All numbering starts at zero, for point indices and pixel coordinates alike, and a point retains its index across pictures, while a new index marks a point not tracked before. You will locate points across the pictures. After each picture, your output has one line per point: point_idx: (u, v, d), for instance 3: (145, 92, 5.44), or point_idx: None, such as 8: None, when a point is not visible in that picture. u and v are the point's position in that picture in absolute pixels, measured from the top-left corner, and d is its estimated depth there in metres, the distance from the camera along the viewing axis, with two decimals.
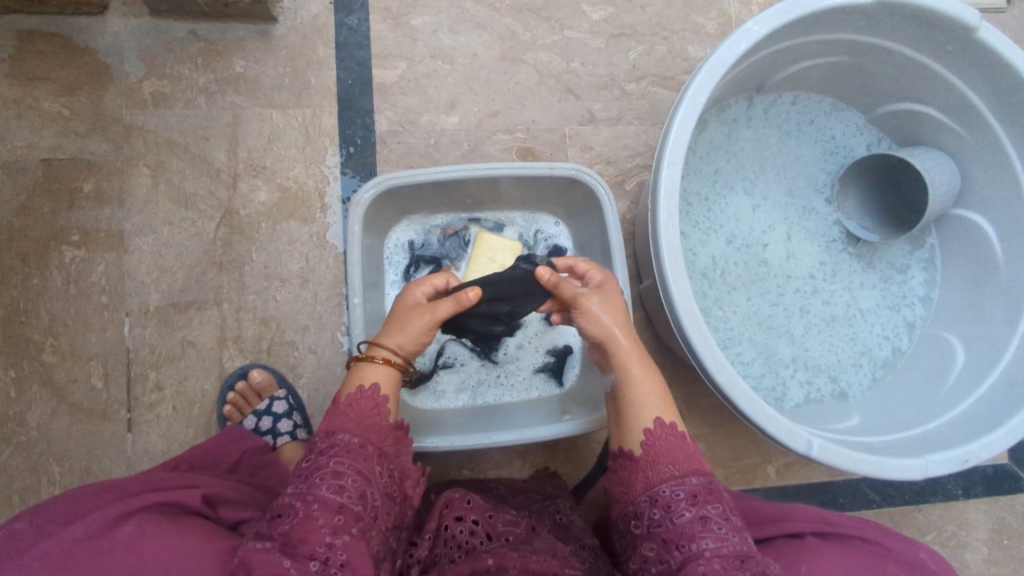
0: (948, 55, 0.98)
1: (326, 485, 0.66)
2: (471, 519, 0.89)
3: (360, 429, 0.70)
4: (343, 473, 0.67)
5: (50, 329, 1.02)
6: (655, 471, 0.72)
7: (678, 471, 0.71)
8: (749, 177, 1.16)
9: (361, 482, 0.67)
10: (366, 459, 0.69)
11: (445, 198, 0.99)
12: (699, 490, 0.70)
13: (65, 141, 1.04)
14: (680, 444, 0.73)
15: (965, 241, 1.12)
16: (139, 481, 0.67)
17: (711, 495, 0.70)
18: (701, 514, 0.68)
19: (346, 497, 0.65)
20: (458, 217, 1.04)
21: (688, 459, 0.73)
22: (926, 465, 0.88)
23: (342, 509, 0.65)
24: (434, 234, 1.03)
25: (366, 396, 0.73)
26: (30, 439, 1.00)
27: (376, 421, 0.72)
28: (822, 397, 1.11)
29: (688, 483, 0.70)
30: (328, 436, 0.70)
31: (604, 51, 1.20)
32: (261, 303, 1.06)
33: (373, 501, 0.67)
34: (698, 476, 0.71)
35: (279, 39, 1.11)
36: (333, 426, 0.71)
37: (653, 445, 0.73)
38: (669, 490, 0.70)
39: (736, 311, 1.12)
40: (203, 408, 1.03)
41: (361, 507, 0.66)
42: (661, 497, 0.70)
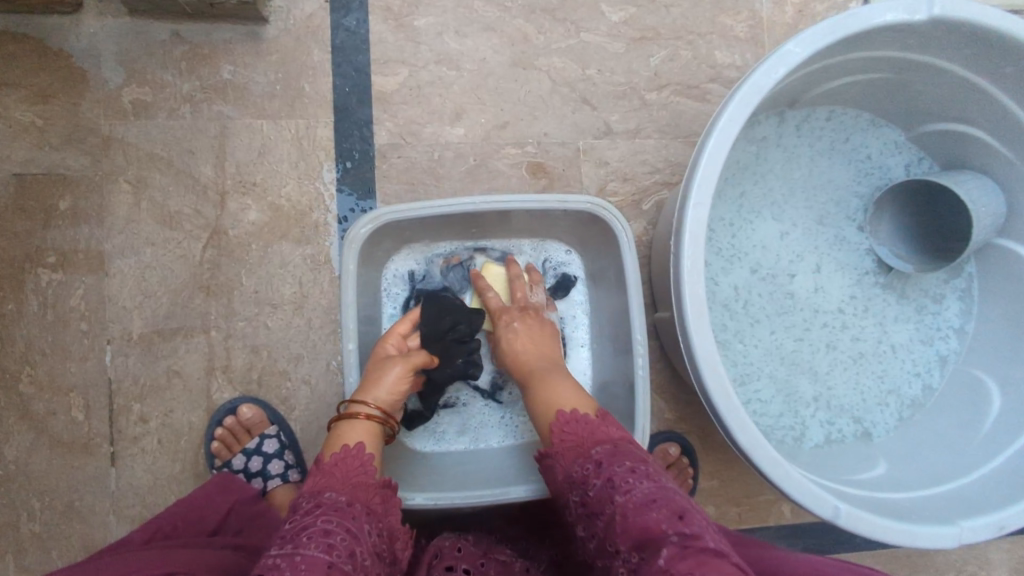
0: (1006, 78, 0.88)
1: (314, 543, 0.58)
2: (460, 568, 0.83)
3: (346, 488, 0.66)
4: (332, 531, 0.60)
5: (27, 358, 0.96)
6: (565, 455, 0.69)
7: (586, 448, 0.68)
8: (777, 201, 1.08)
9: (351, 540, 0.60)
10: (354, 517, 0.63)
11: (449, 228, 0.92)
12: (604, 456, 0.66)
13: (39, 155, 0.97)
14: (584, 423, 0.70)
15: (1007, 274, 1.04)
16: (111, 574, 0.62)
17: (616, 454, 0.66)
18: (607, 477, 0.63)
19: (336, 556, 0.58)
20: (463, 245, 0.96)
21: (594, 432, 0.69)
22: (960, 533, 0.81)
23: (332, 568, 0.56)
24: (436, 264, 0.95)
25: (352, 455, 0.71)
26: (8, 473, 0.95)
27: (362, 480, 0.69)
28: (844, 439, 1.05)
29: (591, 456, 0.67)
30: (312, 496, 0.65)
31: (624, 57, 1.10)
32: (251, 330, 0.99)
33: (364, 561, 0.60)
34: (601, 444, 0.67)
35: (270, 42, 1.01)
36: (319, 485, 0.66)
37: (557, 432, 0.71)
38: (578, 468, 0.67)
39: (757, 345, 1.05)
40: (190, 442, 0.97)
41: (352, 566, 0.58)
42: (574, 477, 0.67)
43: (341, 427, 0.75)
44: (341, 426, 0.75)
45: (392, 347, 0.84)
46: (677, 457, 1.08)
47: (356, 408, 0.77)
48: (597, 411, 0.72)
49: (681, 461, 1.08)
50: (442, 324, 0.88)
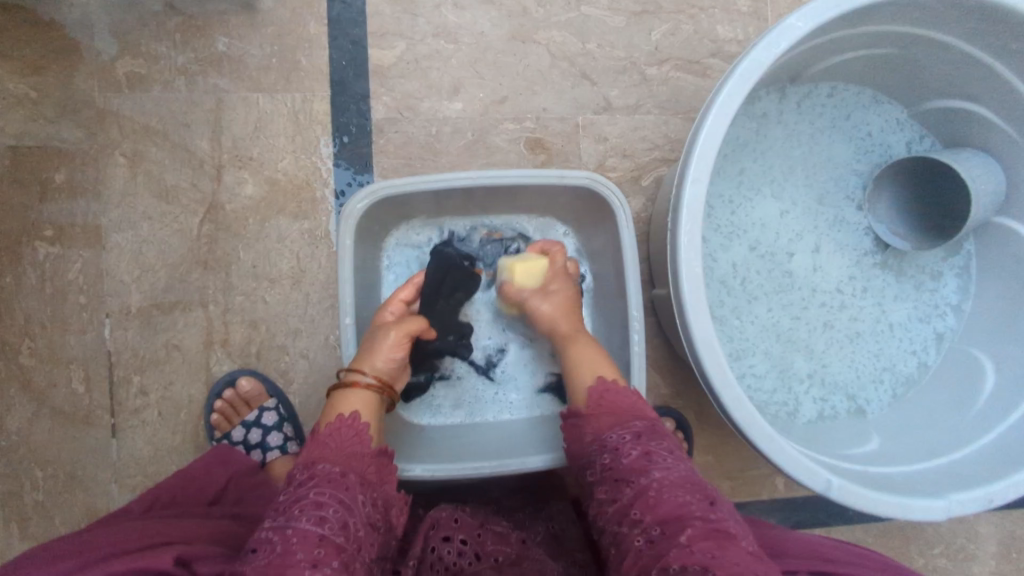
0: (1012, 54, 0.87)
1: (307, 517, 0.61)
2: (459, 539, 0.87)
3: (341, 459, 0.68)
4: (325, 503, 0.63)
5: (27, 330, 0.96)
6: (601, 421, 0.75)
7: (622, 419, 0.73)
8: (777, 179, 1.07)
9: (343, 512, 0.63)
10: (347, 488, 0.65)
11: (465, 203, 0.92)
12: (643, 430, 0.71)
13: (34, 127, 0.96)
14: (624, 396, 0.76)
15: (1005, 252, 1.04)
16: (113, 532, 0.64)
17: (654, 433, 0.71)
18: (645, 450, 0.69)
19: (327, 529, 0.61)
20: (510, 224, 0.97)
21: (632, 408, 0.75)
22: (949, 506, 0.83)
23: (323, 541, 0.60)
24: (478, 233, 0.96)
25: (346, 424, 0.72)
26: (10, 443, 0.96)
27: (357, 449, 0.71)
28: (837, 415, 1.06)
29: (631, 427, 0.72)
30: (306, 467, 0.67)
31: (624, 31, 1.09)
32: (249, 304, 1.00)
33: (356, 532, 0.63)
34: (640, 420, 0.73)
35: (266, 14, 1.00)
36: (313, 456, 0.68)
37: (597, 399, 0.76)
38: (615, 436, 0.72)
39: (754, 321, 1.05)
40: (190, 414, 0.99)
41: (344, 538, 0.62)
42: (608, 442, 0.72)
43: (341, 395, 0.77)
44: (341, 393, 0.77)
45: (391, 313, 0.86)
46: (671, 431, 1.09)
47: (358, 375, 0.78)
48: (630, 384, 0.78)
49: (676, 435, 1.09)
50: (443, 287, 0.91)
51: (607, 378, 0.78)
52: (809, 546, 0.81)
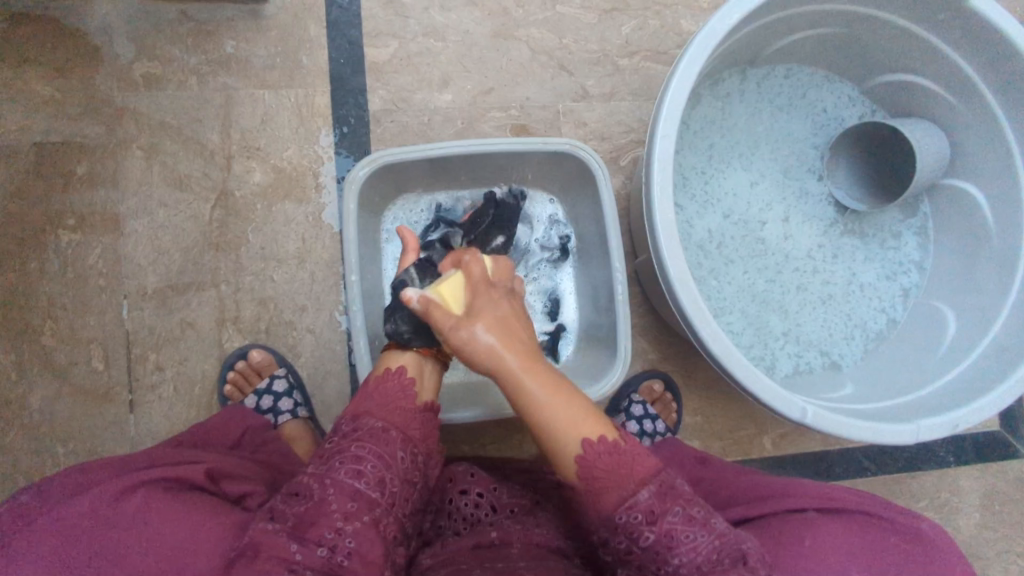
0: (941, 25, 0.97)
1: (345, 470, 0.69)
2: (475, 492, 0.91)
3: (384, 413, 0.74)
4: (364, 457, 0.70)
5: (50, 313, 1.02)
6: (603, 498, 0.67)
7: (625, 493, 0.66)
8: (744, 153, 1.17)
9: (381, 468, 0.70)
10: (388, 443, 0.72)
11: (455, 175, 1.00)
12: (653, 503, 0.66)
13: (58, 125, 1.04)
14: (620, 457, 0.67)
15: (957, 211, 1.12)
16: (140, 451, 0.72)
17: (665, 499, 0.66)
18: (665, 530, 0.65)
19: (364, 483, 0.69)
20: (492, 193, 1.05)
21: (632, 469, 0.67)
22: (918, 431, 0.89)
23: (358, 496, 0.68)
24: (464, 203, 1.04)
25: (393, 377, 0.77)
26: (33, 421, 1.01)
27: (402, 402, 0.76)
28: (813, 369, 1.12)
29: (638, 503, 0.66)
30: (353, 419, 0.74)
31: (596, 27, 1.19)
32: (258, 284, 1.06)
33: (391, 487, 0.70)
34: (646, 488, 0.66)
35: (270, 19, 1.10)
36: (359, 408, 0.75)
37: (588, 472, 0.67)
38: (623, 516, 0.66)
39: (730, 282, 1.13)
40: (204, 388, 1.04)
41: (378, 493, 0.69)
42: (618, 526, 0.66)
43: (393, 351, 0.82)
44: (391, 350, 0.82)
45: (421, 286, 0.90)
46: (661, 392, 1.15)
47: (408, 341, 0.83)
48: (621, 437, 0.69)
49: (665, 396, 1.15)
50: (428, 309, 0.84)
51: (593, 442, 0.67)
52: (820, 489, 0.79)
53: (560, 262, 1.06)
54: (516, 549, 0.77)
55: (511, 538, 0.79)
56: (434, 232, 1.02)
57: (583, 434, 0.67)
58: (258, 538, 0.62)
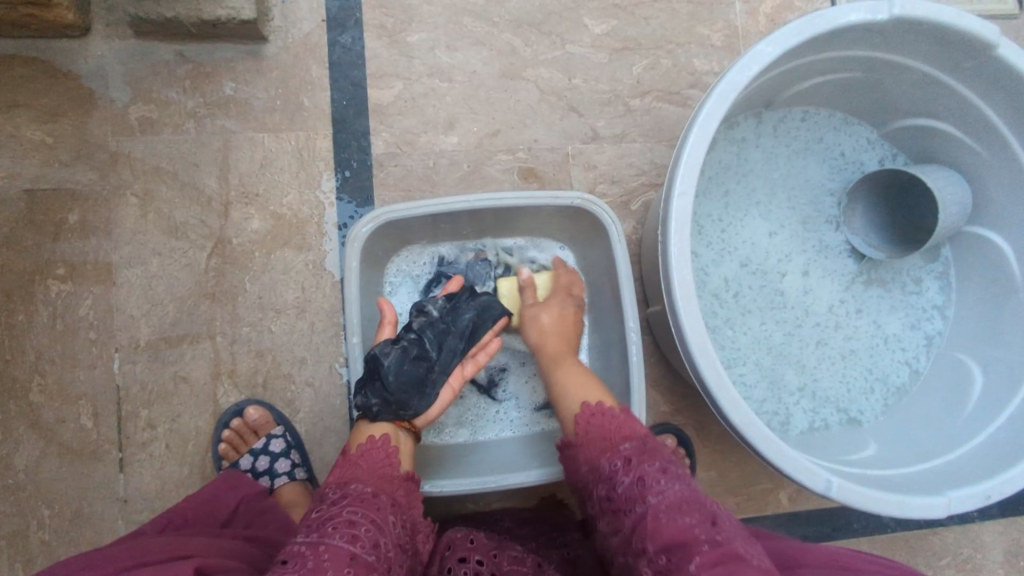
0: (968, 72, 0.94)
1: (340, 534, 0.63)
2: (474, 560, 0.85)
3: (372, 478, 0.72)
4: (357, 521, 0.65)
5: (37, 367, 0.98)
6: (592, 449, 0.75)
7: (612, 444, 0.73)
8: (761, 201, 1.13)
9: (375, 532, 0.66)
10: (378, 508, 0.69)
11: (459, 228, 0.96)
12: (633, 453, 0.71)
13: (50, 170, 1.00)
14: (611, 417, 0.76)
15: (981, 260, 1.08)
16: (127, 546, 0.67)
17: (646, 453, 0.70)
18: (638, 474, 0.68)
19: (359, 547, 0.63)
20: (494, 245, 1.01)
21: (622, 429, 0.75)
22: (949, 503, 0.84)
23: (355, 560, 0.61)
24: (466, 256, 1.00)
25: (377, 446, 0.76)
26: (18, 482, 0.96)
27: (387, 471, 0.74)
28: (829, 426, 1.07)
29: (620, 451, 0.71)
30: (339, 486, 0.71)
31: (607, 66, 1.16)
32: (255, 335, 1.02)
33: (386, 552, 0.65)
34: (630, 441, 0.72)
35: (270, 60, 1.06)
36: (345, 476, 0.72)
37: (585, 427, 0.76)
38: (606, 464, 0.71)
39: (746, 332, 1.09)
40: (198, 446, 0.99)
41: (375, 556, 0.63)
42: (601, 471, 0.71)
43: (363, 424, 0.80)
44: (362, 423, 0.80)
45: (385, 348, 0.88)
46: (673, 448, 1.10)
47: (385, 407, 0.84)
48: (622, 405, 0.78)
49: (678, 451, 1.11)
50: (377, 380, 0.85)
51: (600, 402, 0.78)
52: (830, 554, 0.76)
53: None
54: None
55: None
56: (436, 289, 0.98)
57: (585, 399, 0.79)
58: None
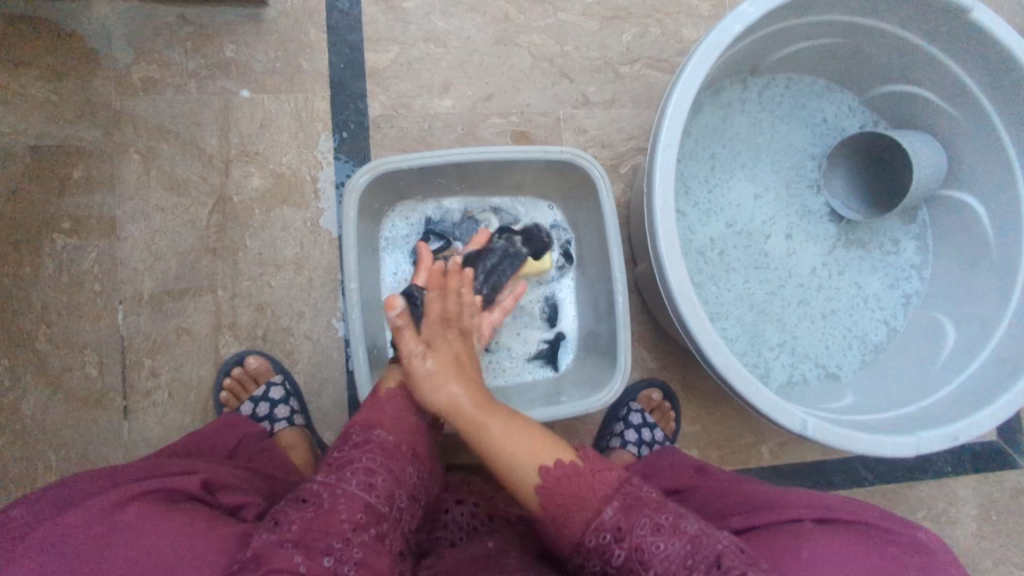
0: (943, 36, 0.97)
1: (357, 481, 0.69)
2: (470, 503, 0.89)
3: (395, 429, 0.75)
4: (375, 470, 0.70)
5: (43, 318, 1.01)
6: (568, 526, 0.70)
7: (589, 509, 0.69)
8: (746, 165, 1.17)
9: (391, 483, 0.71)
10: (398, 459, 0.73)
11: (452, 184, 1.00)
12: (618, 519, 0.68)
13: (54, 127, 1.03)
14: (579, 478, 0.70)
15: (957, 222, 1.12)
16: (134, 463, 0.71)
17: (629, 514, 0.68)
18: (633, 544, 0.67)
19: (373, 496, 0.69)
20: (483, 203, 1.05)
21: (594, 490, 0.70)
22: (918, 442, 0.88)
23: (368, 508, 0.68)
24: (455, 214, 1.04)
25: (404, 396, 0.78)
26: (25, 427, 1.00)
27: (410, 420, 0.77)
28: (807, 380, 1.11)
29: (603, 521, 0.68)
30: (364, 430, 0.75)
31: (598, 34, 1.19)
32: (255, 289, 1.06)
33: (399, 504, 0.71)
34: (607, 506, 0.69)
35: (270, 23, 1.09)
36: (371, 420, 0.75)
37: (551, 501, 0.71)
38: (593, 537, 0.68)
39: (730, 290, 1.13)
40: (200, 394, 1.03)
41: (387, 507, 0.69)
42: (589, 545, 0.69)
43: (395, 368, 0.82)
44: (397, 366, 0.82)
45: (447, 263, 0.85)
46: (659, 401, 1.15)
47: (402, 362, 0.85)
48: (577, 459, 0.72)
49: (664, 404, 1.15)
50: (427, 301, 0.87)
51: (557, 463, 0.72)
52: (813, 497, 0.78)
53: (563, 270, 1.05)
54: (511, 560, 0.76)
55: (507, 549, 0.78)
56: (427, 245, 1.02)
57: (541, 462, 0.72)
58: (261, 551, 0.60)
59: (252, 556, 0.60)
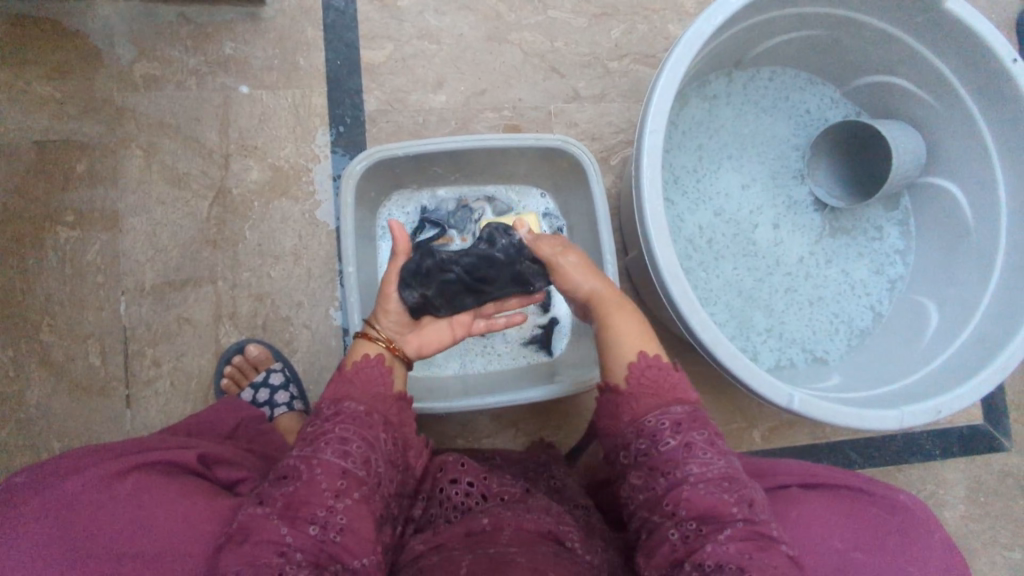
0: (919, 26, 1.01)
1: (331, 450, 0.67)
2: (466, 482, 0.87)
3: (366, 398, 0.73)
4: (349, 439, 0.68)
5: (47, 309, 1.04)
6: (640, 403, 0.72)
7: (663, 402, 0.72)
8: (733, 155, 1.20)
9: (366, 449, 0.68)
10: (372, 426, 0.70)
11: (446, 173, 1.03)
12: (684, 418, 0.70)
13: (58, 124, 1.06)
14: (666, 373, 0.74)
15: (938, 208, 1.15)
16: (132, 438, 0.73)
17: (696, 420, 0.71)
18: (684, 442, 0.69)
19: (351, 463, 0.67)
20: (476, 192, 1.07)
21: (673, 389, 0.73)
22: (901, 417, 0.91)
23: (346, 474, 0.66)
24: (450, 203, 1.07)
25: (372, 364, 0.76)
26: (30, 416, 1.02)
27: (381, 390, 0.75)
28: (795, 364, 1.14)
29: (671, 412, 0.71)
30: (333, 403, 0.72)
31: (587, 31, 1.22)
32: (255, 280, 1.08)
33: (377, 468, 0.69)
34: (681, 404, 0.72)
35: (268, 22, 1.12)
36: (339, 393, 0.73)
37: (636, 377, 0.74)
38: (654, 420, 0.71)
39: (718, 276, 1.16)
40: (201, 383, 1.05)
41: (365, 472, 0.67)
42: (646, 427, 0.71)
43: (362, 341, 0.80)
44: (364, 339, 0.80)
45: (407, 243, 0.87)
46: None
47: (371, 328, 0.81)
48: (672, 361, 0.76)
49: None
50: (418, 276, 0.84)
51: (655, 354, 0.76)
52: (801, 467, 0.80)
53: None
54: (506, 534, 0.75)
55: (502, 523, 0.77)
56: (422, 233, 1.04)
57: (641, 347, 0.76)
58: (247, 523, 0.62)
59: (238, 530, 0.61)
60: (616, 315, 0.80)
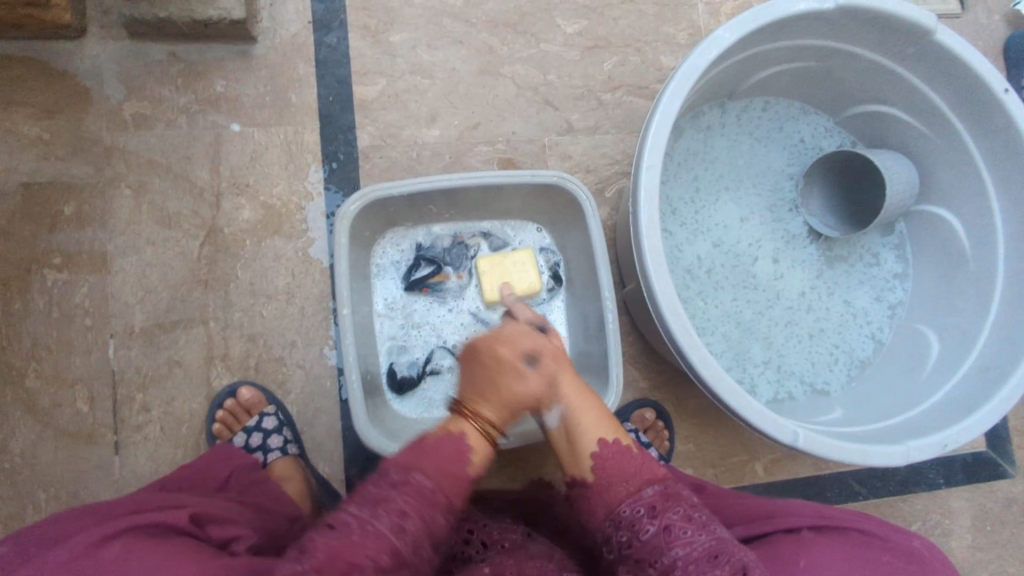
0: (909, 57, 1.01)
1: (388, 522, 0.64)
2: (466, 528, 0.85)
3: (441, 475, 0.68)
4: (409, 513, 0.65)
5: (33, 354, 1.01)
6: (611, 491, 0.73)
7: (632, 486, 0.73)
8: (729, 186, 1.20)
9: (423, 532, 0.65)
10: (435, 506, 0.67)
11: (442, 209, 1.02)
12: (656, 499, 0.71)
13: (45, 165, 1.05)
14: (629, 458, 0.75)
15: (932, 234, 1.15)
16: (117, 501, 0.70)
17: (668, 498, 0.71)
18: (664, 523, 0.69)
19: (402, 542, 0.63)
20: (471, 228, 1.06)
21: (640, 469, 0.74)
22: (908, 452, 0.89)
23: (392, 552, 0.62)
24: (444, 239, 1.05)
25: (451, 440, 0.72)
26: (15, 465, 0.99)
27: (457, 468, 0.70)
28: (795, 397, 1.12)
29: (643, 496, 0.72)
30: (405, 470, 0.68)
31: (580, 63, 1.22)
32: (248, 320, 1.06)
33: (425, 552, 0.65)
34: (652, 486, 0.72)
35: (259, 59, 1.12)
36: (413, 461, 0.69)
37: (601, 466, 0.75)
38: (628, 508, 0.72)
39: (718, 307, 1.15)
40: (192, 427, 1.02)
41: (412, 555, 0.64)
42: (622, 517, 0.72)
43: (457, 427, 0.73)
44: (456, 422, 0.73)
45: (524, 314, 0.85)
46: (653, 420, 1.16)
47: (477, 408, 0.74)
48: (633, 444, 0.76)
49: (657, 424, 1.16)
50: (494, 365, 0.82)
51: (615, 439, 0.76)
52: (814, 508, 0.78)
53: (554, 291, 1.06)
54: None
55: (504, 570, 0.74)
56: (416, 271, 1.03)
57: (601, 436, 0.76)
58: None
59: None
60: (581, 408, 0.77)
